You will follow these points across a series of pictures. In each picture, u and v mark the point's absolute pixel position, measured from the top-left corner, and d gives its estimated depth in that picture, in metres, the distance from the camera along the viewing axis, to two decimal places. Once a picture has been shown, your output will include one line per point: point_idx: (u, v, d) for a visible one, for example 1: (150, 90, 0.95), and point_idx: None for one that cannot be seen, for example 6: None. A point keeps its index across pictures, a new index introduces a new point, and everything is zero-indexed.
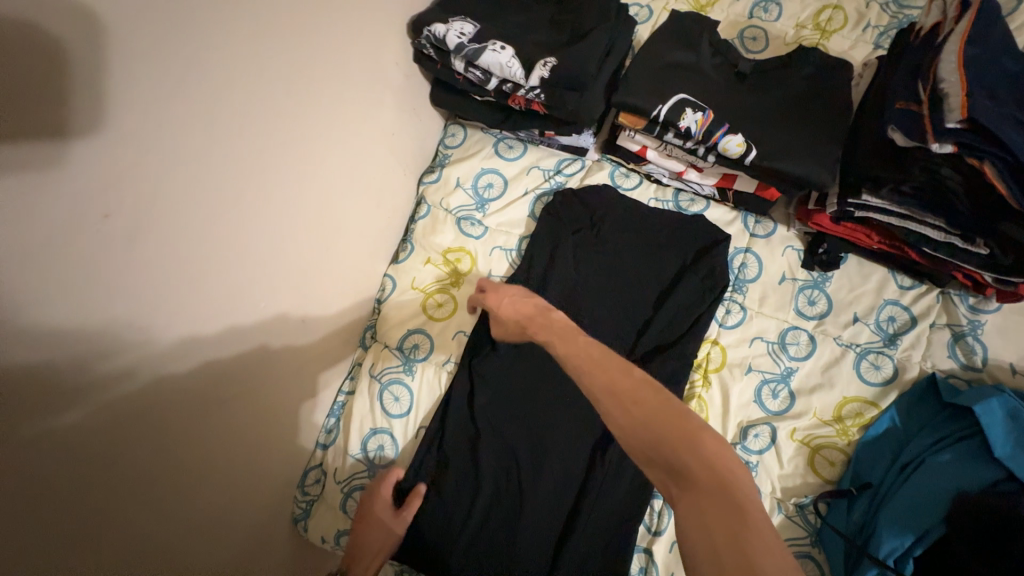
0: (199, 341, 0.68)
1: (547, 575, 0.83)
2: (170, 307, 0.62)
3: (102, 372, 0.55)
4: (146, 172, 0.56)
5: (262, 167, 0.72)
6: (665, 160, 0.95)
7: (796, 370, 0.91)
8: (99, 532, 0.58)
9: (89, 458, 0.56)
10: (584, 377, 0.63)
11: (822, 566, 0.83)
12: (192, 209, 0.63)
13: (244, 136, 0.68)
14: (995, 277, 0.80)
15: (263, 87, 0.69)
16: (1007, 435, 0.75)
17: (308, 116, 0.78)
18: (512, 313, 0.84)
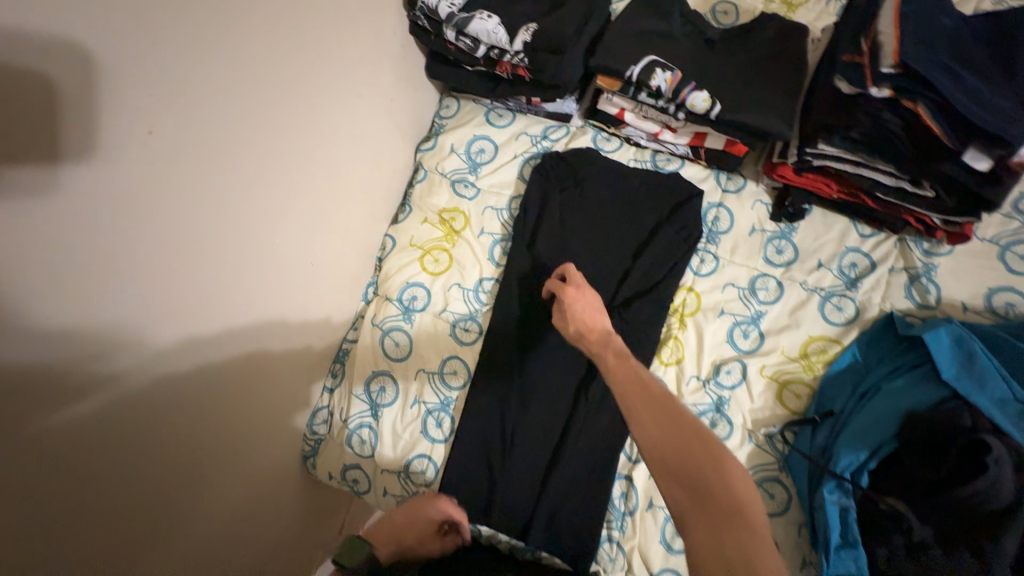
0: (216, 273, 0.75)
1: (536, 497, 0.93)
2: (192, 242, 0.70)
3: (134, 283, 0.63)
4: (173, 116, 0.64)
5: (272, 121, 0.80)
6: (642, 121, 1.03)
7: (765, 312, 0.98)
8: (131, 436, 0.67)
9: (122, 368, 0.64)
10: (625, 393, 0.65)
11: (789, 488, 0.90)
12: (211, 154, 0.70)
13: (256, 92, 0.75)
14: (943, 219, 0.89)
15: (273, 46, 0.76)
16: (953, 359, 0.82)
17: (315, 80, 0.86)
18: (580, 318, 0.80)
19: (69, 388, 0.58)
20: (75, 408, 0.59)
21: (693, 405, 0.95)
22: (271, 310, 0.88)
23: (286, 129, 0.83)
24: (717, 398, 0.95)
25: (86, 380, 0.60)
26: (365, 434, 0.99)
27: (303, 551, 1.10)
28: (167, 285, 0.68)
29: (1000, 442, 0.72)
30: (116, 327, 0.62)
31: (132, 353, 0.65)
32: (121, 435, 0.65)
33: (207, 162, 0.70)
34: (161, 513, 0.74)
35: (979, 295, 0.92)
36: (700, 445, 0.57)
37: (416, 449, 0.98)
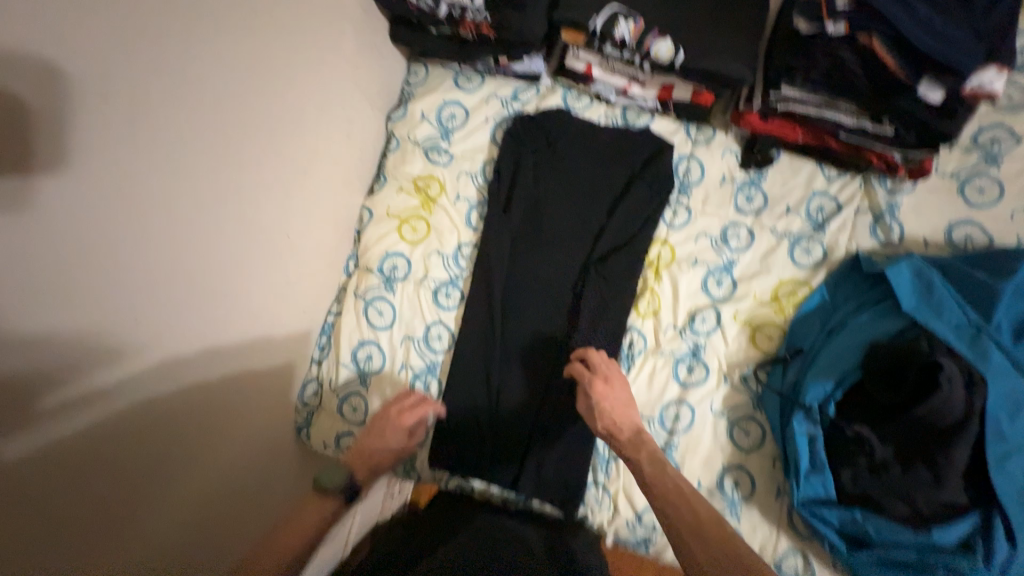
0: (197, 249, 0.75)
1: (526, 448, 0.98)
2: (173, 213, 0.70)
3: (118, 260, 0.62)
4: (140, 81, 0.62)
5: (238, 91, 0.78)
6: (609, 76, 1.03)
7: (737, 260, 1.01)
8: (132, 410, 0.67)
9: (116, 342, 0.63)
10: (667, 509, 0.72)
11: (763, 423, 0.94)
12: (181, 122, 0.69)
13: (222, 56, 0.73)
14: (902, 155, 0.92)
15: (231, 10, 0.74)
16: (914, 290, 0.85)
17: (279, 44, 0.84)
18: (608, 415, 0.83)
19: (65, 365, 0.58)
20: (74, 383, 0.59)
21: (671, 353, 0.99)
22: (254, 283, 0.88)
23: (255, 97, 0.81)
24: (693, 345, 0.98)
25: (83, 354, 0.60)
26: (355, 401, 1.02)
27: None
28: (151, 259, 0.67)
29: (953, 363, 0.75)
30: (109, 300, 0.62)
31: (125, 327, 0.64)
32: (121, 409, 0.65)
33: (180, 130, 0.69)
34: (169, 488, 0.75)
35: (941, 229, 0.95)
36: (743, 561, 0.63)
37: None
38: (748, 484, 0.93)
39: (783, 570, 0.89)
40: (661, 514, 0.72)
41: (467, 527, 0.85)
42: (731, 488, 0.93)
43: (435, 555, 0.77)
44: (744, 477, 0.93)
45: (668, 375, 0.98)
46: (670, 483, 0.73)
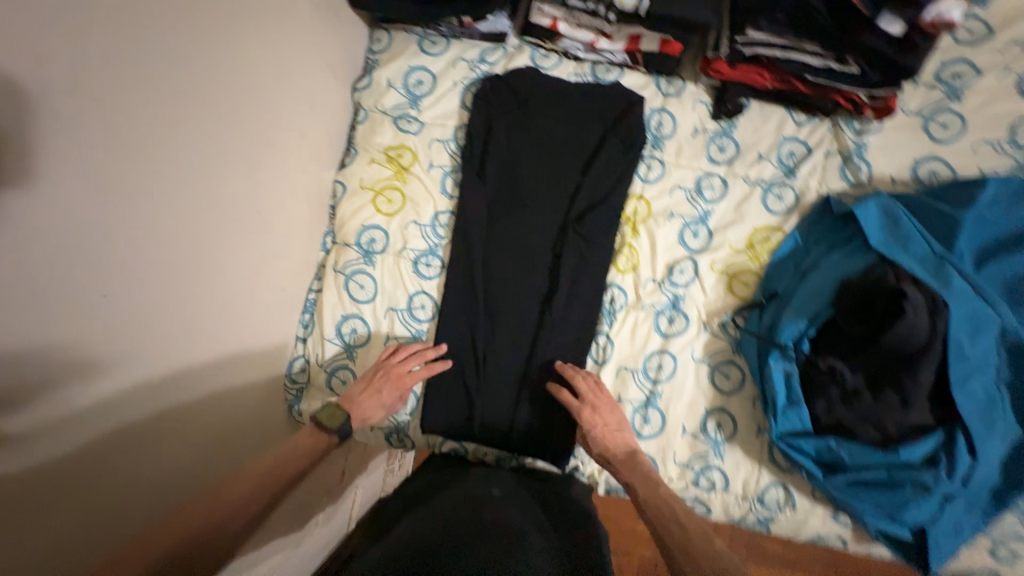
0: (164, 233, 0.73)
1: (515, 408, 1.00)
2: (138, 190, 0.68)
3: (81, 248, 0.61)
4: (90, 48, 0.59)
5: (193, 65, 0.74)
6: (576, 31, 1.01)
7: (712, 211, 1.02)
8: (114, 388, 0.67)
9: (86, 321, 0.63)
10: (657, 524, 0.74)
11: (742, 366, 0.97)
12: (137, 93, 0.66)
13: (172, 21, 0.70)
14: (868, 94, 0.93)
15: None
16: (881, 226, 0.87)
17: (234, 8, 0.81)
18: (602, 440, 0.88)
19: (35, 358, 0.57)
20: (48, 362, 0.58)
21: (651, 306, 1.01)
22: (228, 261, 0.87)
23: (214, 66, 0.78)
24: (672, 296, 1.00)
25: (54, 333, 0.59)
26: (344, 374, 1.03)
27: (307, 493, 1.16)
28: (117, 246, 0.66)
29: (918, 292, 0.77)
30: (75, 279, 0.61)
31: (94, 306, 0.63)
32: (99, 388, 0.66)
33: (136, 101, 0.66)
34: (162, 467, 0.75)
35: (907, 167, 0.97)
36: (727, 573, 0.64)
37: None
38: (730, 425, 0.97)
39: (765, 501, 0.94)
40: (652, 530, 0.74)
41: (464, 480, 0.88)
42: (714, 430, 0.96)
43: (434, 502, 0.81)
44: (726, 419, 0.97)
45: (649, 327, 1.00)
46: (648, 499, 0.78)
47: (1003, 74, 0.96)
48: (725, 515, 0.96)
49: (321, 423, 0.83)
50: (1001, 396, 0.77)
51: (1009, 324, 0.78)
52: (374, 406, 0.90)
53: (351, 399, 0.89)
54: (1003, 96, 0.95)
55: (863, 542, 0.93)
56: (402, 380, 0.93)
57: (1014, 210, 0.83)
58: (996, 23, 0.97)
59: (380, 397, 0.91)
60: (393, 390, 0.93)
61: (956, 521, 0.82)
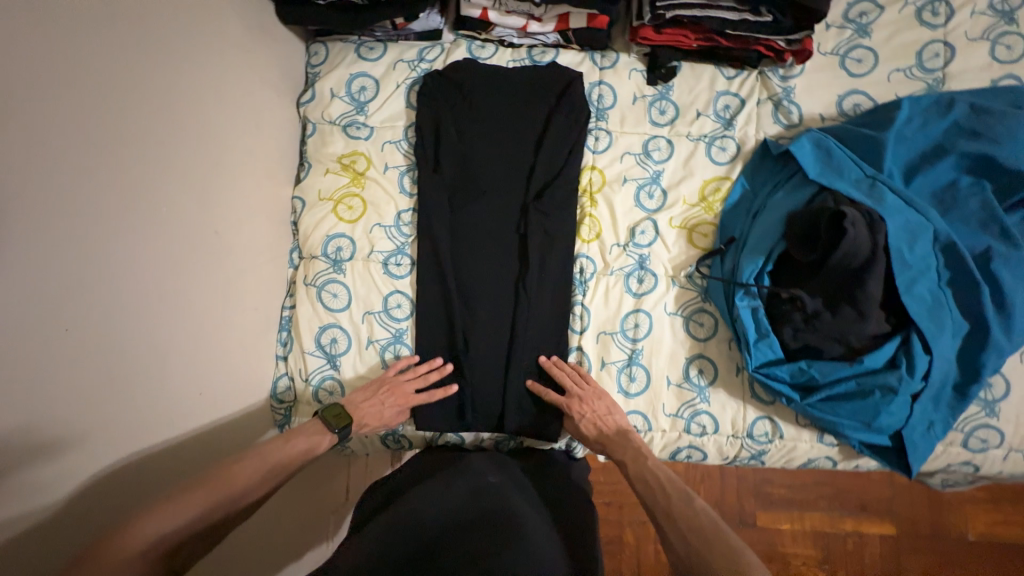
0: (120, 271, 0.73)
1: (503, 389, 1.02)
2: (86, 221, 0.68)
3: (29, 295, 0.61)
4: (15, 83, 0.59)
5: (130, 101, 0.74)
6: (506, 17, 1.05)
7: (662, 171, 1.07)
8: (75, 427, 0.68)
9: (44, 356, 0.63)
10: (648, 499, 0.78)
11: (714, 312, 1.02)
12: (74, 127, 0.66)
13: (99, 48, 0.70)
14: (785, 40, 0.99)
15: (99, 14, 0.69)
16: (814, 159, 0.93)
17: (163, 31, 0.80)
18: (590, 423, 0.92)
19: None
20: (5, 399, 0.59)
21: (620, 270, 1.04)
22: (193, 285, 0.87)
23: (150, 91, 0.78)
24: (638, 256, 1.04)
25: (9, 369, 0.59)
26: (330, 385, 1.03)
27: (300, 518, 1.16)
28: (69, 291, 0.66)
29: (855, 210, 0.83)
30: (30, 317, 0.61)
31: (52, 341, 0.64)
32: (66, 418, 0.67)
33: (71, 132, 0.66)
34: (135, 488, 0.78)
35: (833, 104, 1.04)
36: (712, 543, 0.67)
37: None
38: (711, 369, 1.01)
39: (755, 435, 0.99)
40: (643, 503, 0.78)
41: (459, 467, 0.87)
42: (697, 376, 1.01)
43: (434, 479, 0.85)
44: (707, 364, 1.01)
45: (621, 289, 1.04)
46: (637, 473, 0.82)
47: (903, 7, 1.03)
48: (720, 455, 1.01)
49: (325, 421, 0.86)
50: (945, 296, 0.83)
51: (941, 228, 0.84)
52: (373, 418, 0.93)
53: (355, 408, 0.91)
54: (907, 27, 1.03)
55: (852, 458, 0.99)
56: (403, 396, 0.96)
57: (928, 127, 0.89)
58: None
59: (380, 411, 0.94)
60: (395, 404, 0.95)
61: (927, 419, 0.88)
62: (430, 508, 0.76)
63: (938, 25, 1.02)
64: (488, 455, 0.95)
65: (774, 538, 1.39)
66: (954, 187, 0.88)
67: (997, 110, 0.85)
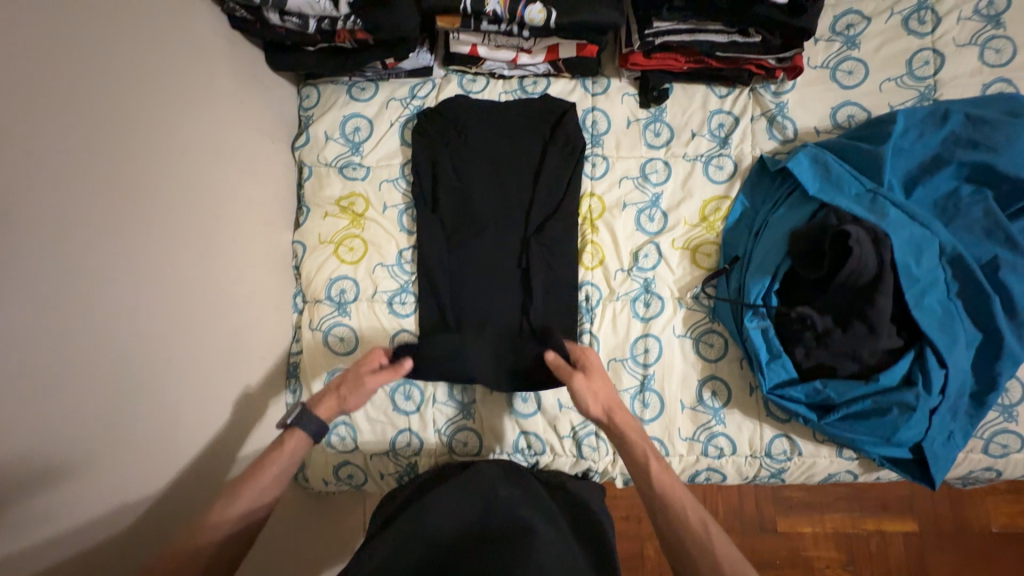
0: (127, 349, 0.73)
1: (516, 424, 1.01)
2: (92, 297, 0.68)
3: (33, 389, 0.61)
4: (10, 175, 0.58)
5: (129, 177, 0.74)
6: (496, 52, 1.04)
7: (661, 193, 1.07)
8: (86, 516, 0.68)
9: (54, 438, 0.63)
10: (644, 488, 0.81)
11: (723, 332, 1.01)
12: (73, 215, 0.66)
13: (93, 123, 0.69)
14: (776, 58, 0.99)
15: (92, 98, 0.69)
16: (813, 175, 0.93)
17: (156, 95, 0.80)
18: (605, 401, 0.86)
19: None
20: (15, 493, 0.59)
21: (626, 295, 1.04)
22: (200, 344, 0.87)
23: (147, 157, 0.78)
24: (643, 281, 1.03)
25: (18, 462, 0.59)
26: (342, 430, 1.02)
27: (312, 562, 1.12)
28: (75, 379, 0.65)
29: (859, 227, 0.82)
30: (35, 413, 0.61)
31: (64, 424, 0.64)
32: (78, 498, 0.67)
33: (71, 211, 0.66)
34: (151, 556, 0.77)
35: (826, 117, 1.05)
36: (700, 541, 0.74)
37: (396, 428, 1.02)
38: (724, 390, 1.00)
39: (774, 454, 0.99)
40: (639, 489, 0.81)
41: (471, 475, 0.89)
42: (711, 399, 1.00)
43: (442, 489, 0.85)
44: (720, 385, 1.00)
45: (628, 315, 1.03)
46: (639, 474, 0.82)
47: (889, 17, 1.04)
48: (740, 475, 1.01)
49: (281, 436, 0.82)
50: (956, 307, 0.83)
51: (946, 240, 0.84)
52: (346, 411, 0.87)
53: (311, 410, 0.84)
54: (895, 36, 1.03)
55: (872, 471, 0.99)
56: (368, 366, 0.88)
57: (925, 137, 0.88)
58: None
59: (345, 401, 0.86)
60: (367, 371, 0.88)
61: (946, 430, 0.88)
62: (439, 518, 0.80)
63: (926, 33, 1.03)
64: (501, 466, 0.92)
65: (796, 543, 1.38)
66: (955, 196, 0.88)
67: (992, 119, 0.85)
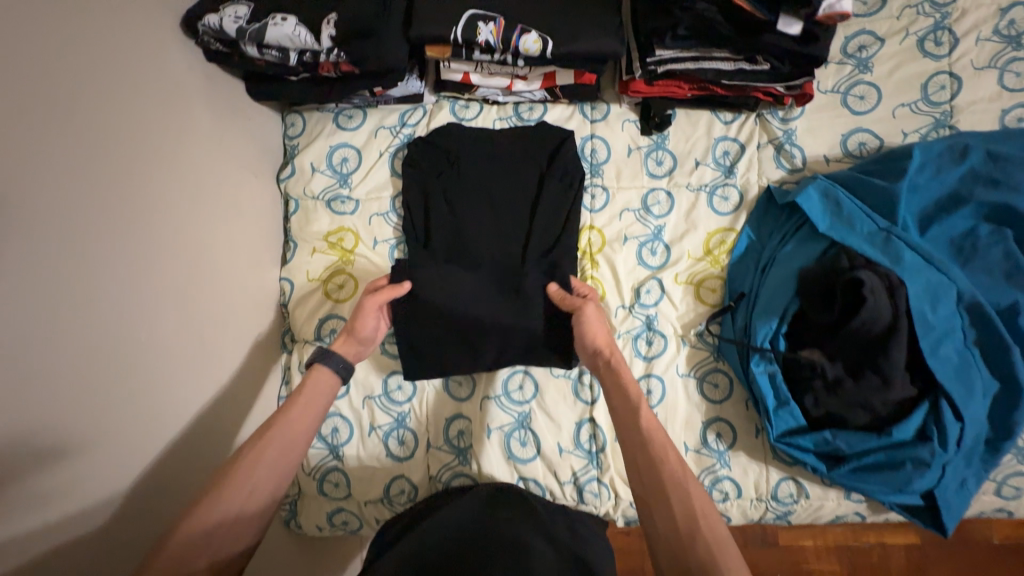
0: (100, 420, 0.69)
1: (512, 468, 0.97)
2: (67, 373, 0.65)
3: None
4: None
5: (97, 237, 0.70)
6: (489, 79, 0.99)
7: (663, 225, 1.02)
8: None
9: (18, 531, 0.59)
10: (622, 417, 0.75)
11: (728, 372, 0.98)
12: (34, 289, 0.61)
13: (59, 187, 0.65)
14: (785, 85, 0.94)
15: (53, 159, 0.64)
16: (824, 211, 0.88)
17: (129, 144, 0.75)
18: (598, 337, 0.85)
19: None
20: None
21: (627, 332, 1.00)
22: (185, 402, 0.84)
23: (123, 213, 0.73)
24: (645, 319, 0.99)
25: None
26: (335, 476, 0.99)
27: None
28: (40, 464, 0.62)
29: (872, 274, 0.79)
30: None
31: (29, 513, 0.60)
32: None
33: (38, 287, 0.62)
34: None
35: (837, 144, 1.00)
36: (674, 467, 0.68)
37: (390, 472, 0.99)
38: (729, 432, 0.97)
39: (780, 497, 0.96)
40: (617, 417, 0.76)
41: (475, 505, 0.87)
42: (715, 441, 0.96)
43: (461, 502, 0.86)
44: (725, 427, 0.97)
45: (630, 353, 0.99)
46: (621, 399, 0.77)
47: (904, 38, 0.99)
48: (745, 518, 0.98)
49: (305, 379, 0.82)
50: (974, 355, 0.80)
51: (964, 286, 0.80)
52: (360, 343, 0.89)
53: (329, 350, 0.85)
54: (909, 59, 0.98)
55: (881, 512, 0.96)
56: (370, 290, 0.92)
57: (942, 173, 0.84)
58: None
59: (354, 330, 0.88)
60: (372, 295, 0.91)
61: (959, 477, 0.85)
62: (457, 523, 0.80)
63: (942, 56, 0.97)
64: (491, 488, 0.91)
65: (797, 557, 1.35)
66: (973, 235, 0.84)
67: (1013, 155, 0.81)
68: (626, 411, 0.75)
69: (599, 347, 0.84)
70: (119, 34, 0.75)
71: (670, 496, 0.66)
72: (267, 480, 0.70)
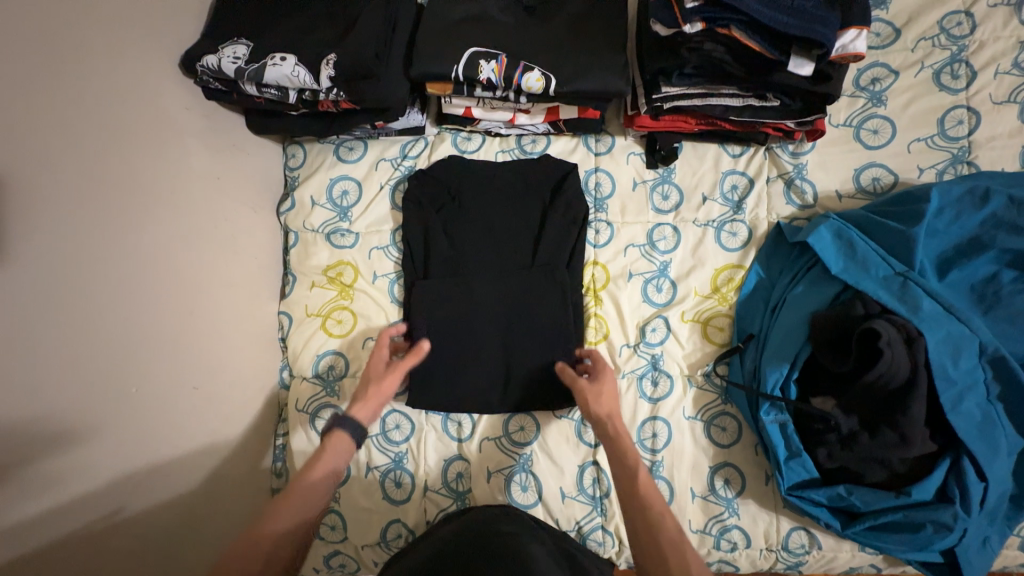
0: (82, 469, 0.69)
1: None
2: (43, 436, 0.64)
3: None
4: None
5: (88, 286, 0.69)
6: (492, 113, 0.97)
7: (669, 261, 0.99)
8: None
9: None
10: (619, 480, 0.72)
11: (737, 415, 0.94)
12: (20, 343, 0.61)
13: (49, 238, 0.64)
14: (795, 121, 0.91)
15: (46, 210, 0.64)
16: (836, 252, 0.85)
17: (126, 190, 0.75)
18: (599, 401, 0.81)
19: None
20: None
21: (632, 372, 0.96)
22: (174, 447, 0.82)
23: (112, 265, 0.73)
24: (650, 359, 0.96)
25: None
26: (331, 519, 0.97)
27: None
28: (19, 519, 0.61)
29: (889, 325, 0.75)
30: None
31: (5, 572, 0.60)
32: None
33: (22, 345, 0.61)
34: None
35: (849, 179, 0.96)
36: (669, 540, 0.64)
37: (388, 515, 0.96)
38: (738, 478, 0.93)
39: (791, 548, 0.91)
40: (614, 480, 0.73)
41: (471, 519, 0.83)
42: (723, 488, 0.92)
43: (471, 513, 0.86)
44: (734, 474, 0.93)
45: (635, 395, 0.95)
46: (620, 460, 0.73)
47: (920, 70, 0.96)
48: (754, 568, 0.94)
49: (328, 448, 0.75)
50: (997, 411, 0.76)
51: (986, 339, 0.76)
52: (377, 404, 0.83)
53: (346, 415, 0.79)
54: (925, 92, 0.95)
55: (898, 565, 0.91)
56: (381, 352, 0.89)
57: (962, 219, 0.82)
58: (899, 22, 0.97)
59: (370, 396, 0.83)
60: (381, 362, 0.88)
61: (981, 535, 0.80)
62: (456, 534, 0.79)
63: (960, 89, 0.94)
64: (493, 507, 0.88)
65: None
66: (994, 282, 0.81)
67: None
68: (625, 468, 0.72)
69: (600, 414, 0.79)
70: (117, 82, 0.75)
71: (667, 559, 0.62)
72: (283, 545, 0.64)
